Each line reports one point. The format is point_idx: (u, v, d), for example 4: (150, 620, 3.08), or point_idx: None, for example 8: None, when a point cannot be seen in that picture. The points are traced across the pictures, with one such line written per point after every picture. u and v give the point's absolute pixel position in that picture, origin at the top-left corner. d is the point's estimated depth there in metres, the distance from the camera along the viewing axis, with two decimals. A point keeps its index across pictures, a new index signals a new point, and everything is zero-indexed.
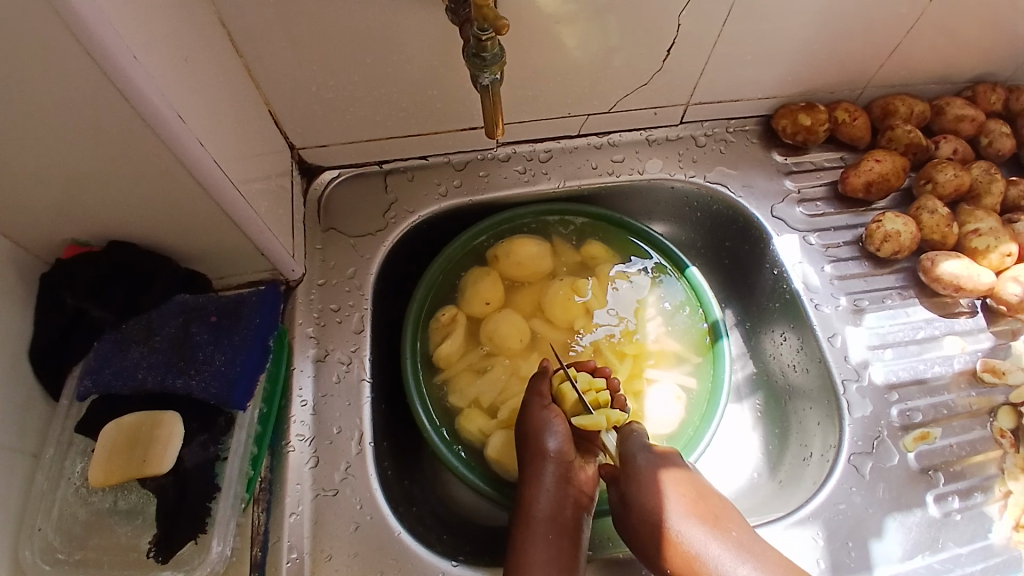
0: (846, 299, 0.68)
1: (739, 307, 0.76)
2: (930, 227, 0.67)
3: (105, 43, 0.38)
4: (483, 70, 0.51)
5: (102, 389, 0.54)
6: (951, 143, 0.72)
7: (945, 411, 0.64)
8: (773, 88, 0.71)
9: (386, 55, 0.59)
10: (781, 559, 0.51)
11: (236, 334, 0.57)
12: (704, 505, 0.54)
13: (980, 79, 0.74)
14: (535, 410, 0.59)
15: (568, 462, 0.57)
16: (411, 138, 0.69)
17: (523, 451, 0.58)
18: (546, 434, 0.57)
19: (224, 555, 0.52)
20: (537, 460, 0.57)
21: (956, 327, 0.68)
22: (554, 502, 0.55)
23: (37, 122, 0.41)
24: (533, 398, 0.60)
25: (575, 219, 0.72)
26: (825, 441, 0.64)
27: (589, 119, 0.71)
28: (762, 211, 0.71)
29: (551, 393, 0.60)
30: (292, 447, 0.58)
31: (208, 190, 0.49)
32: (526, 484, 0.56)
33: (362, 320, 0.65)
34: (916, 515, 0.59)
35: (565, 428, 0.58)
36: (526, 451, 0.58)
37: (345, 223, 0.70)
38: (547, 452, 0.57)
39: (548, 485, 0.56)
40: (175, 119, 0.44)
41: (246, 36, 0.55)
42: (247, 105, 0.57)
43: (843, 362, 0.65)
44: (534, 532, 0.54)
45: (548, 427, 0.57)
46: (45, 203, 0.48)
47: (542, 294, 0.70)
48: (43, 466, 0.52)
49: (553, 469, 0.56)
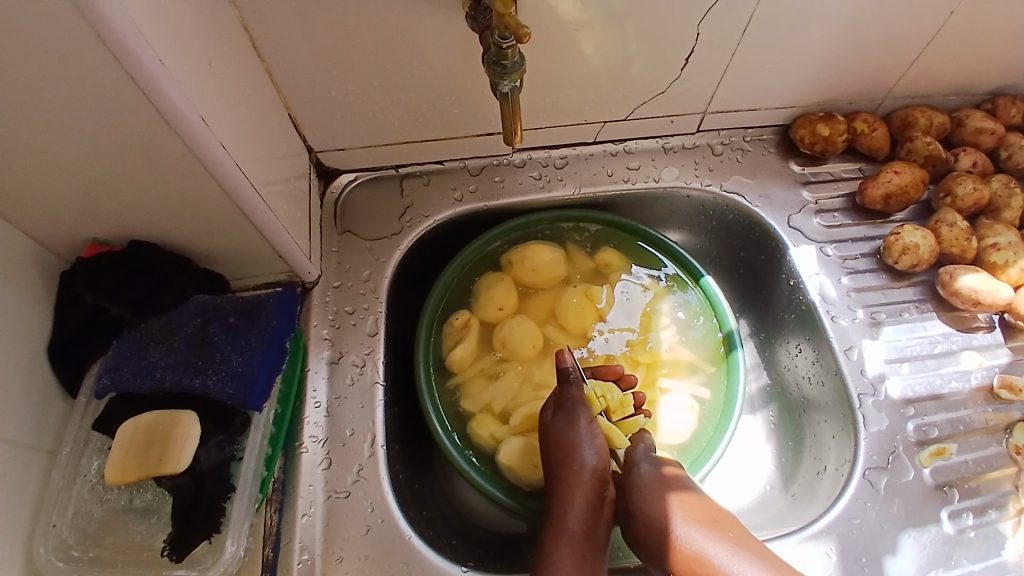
0: (863, 312, 0.67)
1: (754, 317, 0.76)
2: (949, 240, 0.67)
3: (130, 44, 0.38)
4: (503, 78, 0.51)
5: (121, 388, 0.54)
6: (971, 156, 0.72)
7: (961, 427, 0.63)
8: (792, 98, 0.70)
9: (406, 60, 0.59)
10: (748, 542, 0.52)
11: (254, 335, 0.58)
12: (701, 508, 0.54)
13: (1001, 91, 0.74)
14: (579, 423, 0.58)
15: (602, 472, 0.57)
16: (428, 142, 0.69)
17: (561, 462, 0.57)
18: (586, 445, 0.57)
19: (238, 555, 0.52)
20: (575, 472, 0.56)
21: (974, 342, 0.67)
22: (588, 516, 0.55)
23: (62, 122, 0.42)
24: (582, 411, 0.59)
25: (589, 226, 0.72)
26: (840, 456, 0.63)
27: (606, 126, 0.71)
28: (780, 221, 0.71)
29: (583, 400, 0.60)
30: (305, 448, 0.59)
31: (228, 192, 0.50)
32: (559, 492, 0.56)
33: (376, 323, 0.65)
34: (931, 532, 0.58)
35: (602, 442, 0.59)
36: (563, 461, 0.57)
37: (361, 226, 0.70)
38: (584, 465, 0.57)
39: (585, 498, 0.56)
40: (198, 122, 0.44)
41: (267, 39, 0.55)
42: (267, 107, 0.58)
43: (860, 376, 0.64)
44: (567, 544, 0.53)
45: (587, 438, 0.57)
46: (68, 202, 0.49)
47: (556, 301, 0.69)
48: (60, 463, 0.52)
49: (591, 483, 0.56)
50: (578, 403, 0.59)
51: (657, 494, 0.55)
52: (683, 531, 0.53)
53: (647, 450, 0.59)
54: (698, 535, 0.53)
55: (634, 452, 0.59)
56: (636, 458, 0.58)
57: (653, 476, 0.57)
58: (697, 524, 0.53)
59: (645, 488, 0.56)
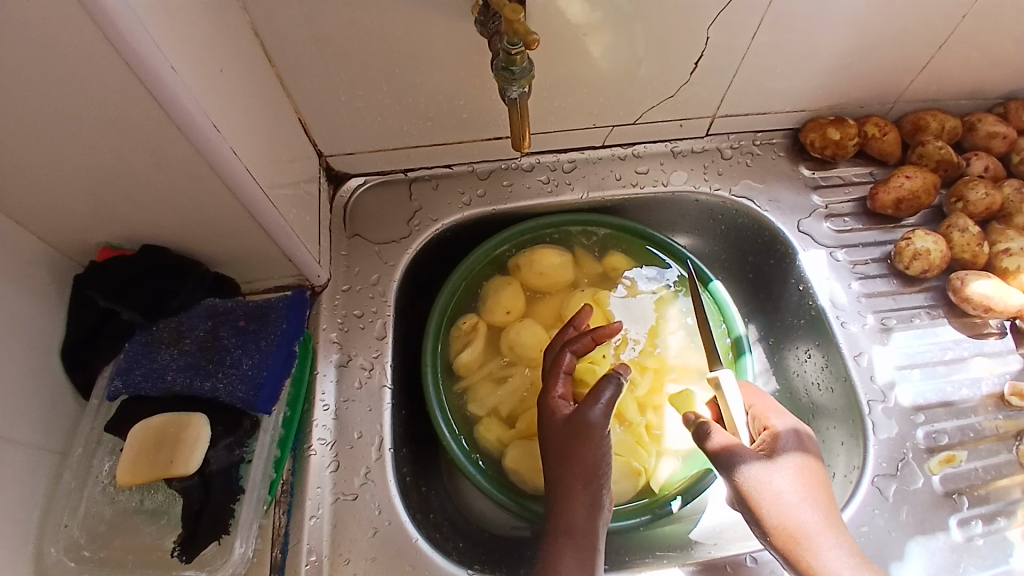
0: (873, 317, 0.66)
1: (763, 322, 0.75)
2: (961, 246, 0.66)
3: (145, 54, 0.39)
4: (512, 83, 0.51)
5: (131, 390, 0.54)
6: (983, 160, 0.71)
7: (971, 435, 0.62)
8: (802, 101, 0.70)
9: (415, 65, 0.59)
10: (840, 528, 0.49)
11: (263, 339, 0.58)
12: (827, 494, 0.51)
13: (1014, 95, 0.73)
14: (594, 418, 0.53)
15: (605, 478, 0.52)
16: (437, 147, 0.69)
17: (569, 470, 0.52)
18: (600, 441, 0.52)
19: (246, 556, 0.53)
20: (586, 475, 0.52)
21: (985, 348, 0.66)
22: (589, 519, 0.51)
23: (75, 125, 0.42)
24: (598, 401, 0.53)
25: (598, 230, 0.73)
26: (849, 462, 0.62)
27: (615, 130, 0.71)
28: (789, 226, 0.71)
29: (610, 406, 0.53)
30: (313, 451, 0.59)
31: (240, 197, 0.50)
32: (562, 497, 0.52)
33: (384, 326, 0.66)
34: (940, 540, 0.58)
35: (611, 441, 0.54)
36: (569, 459, 0.53)
37: (370, 229, 0.71)
38: (595, 471, 0.52)
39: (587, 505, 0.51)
40: (210, 128, 0.45)
41: (278, 45, 0.56)
42: (279, 112, 0.58)
43: (869, 382, 0.64)
44: (572, 550, 0.50)
45: (600, 439, 0.52)
46: (81, 206, 0.49)
47: (563, 305, 0.70)
48: (71, 465, 0.52)
49: (596, 487, 0.52)
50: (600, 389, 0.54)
51: (786, 468, 0.51)
52: (795, 503, 0.49)
53: (793, 431, 0.54)
54: (812, 517, 0.49)
55: (772, 421, 0.55)
56: (779, 436, 0.54)
57: (792, 453, 0.52)
58: (800, 476, 0.51)
59: (777, 462, 0.52)
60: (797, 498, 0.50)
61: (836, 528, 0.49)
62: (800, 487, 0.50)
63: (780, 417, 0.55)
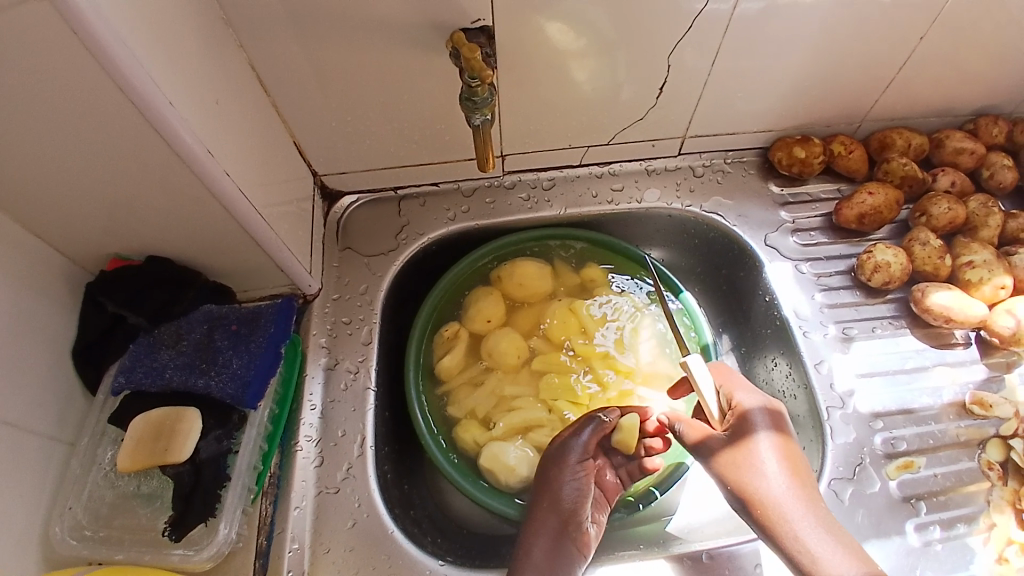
0: (834, 327, 0.69)
1: (735, 334, 0.78)
2: (922, 258, 0.68)
3: (145, 92, 0.45)
4: (475, 112, 0.57)
5: (134, 386, 0.60)
6: (949, 176, 0.73)
7: (931, 442, 0.64)
8: (770, 121, 0.74)
9: (399, 94, 0.65)
10: (810, 495, 0.53)
11: (253, 342, 0.63)
12: (800, 465, 0.55)
13: (983, 111, 0.75)
14: (569, 462, 0.61)
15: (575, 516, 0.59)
16: (423, 167, 0.75)
17: (540, 506, 0.60)
18: (569, 482, 0.60)
19: (230, 538, 0.57)
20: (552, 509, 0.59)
21: (948, 358, 0.68)
22: (552, 549, 0.57)
23: (86, 152, 0.48)
24: (573, 448, 0.62)
25: (575, 244, 0.77)
26: (809, 466, 0.65)
27: (590, 150, 0.75)
28: (757, 239, 0.74)
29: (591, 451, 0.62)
30: (300, 447, 0.64)
31: (233, 215, 0.56)
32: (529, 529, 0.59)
33: (371, 332, 0.71)
34: (895, 543, 0.59)
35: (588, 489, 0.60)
36: (541, 497, 0.60)
37: (361, 242, 0.76)
38: (563, 506, 0.59)
39: (551, 537, 0.58)
40: (204, 154, 0.51)
41: (272, 77, 0.62)
42: (274, 137, 0.64)
43: (828, 390, 0.66)
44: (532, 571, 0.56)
45: (570, 480, 0.60)
46: (94, 222, 0.56)
47: (541, 314, 0.74)
48: (78, 453, 0.58)
49: (562, 521, 0.59)
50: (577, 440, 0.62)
51: (762, 442, 0.55)
52: (768, 473, 0.54)
53: (762, 408, 0.57)
54: (787, 488, 0.53)
55: (739, 396, 0.59)
56: (748, 414, 0.57)
57: (762, 429, 0.56)
58: (771, 449, 0.55)
59: (751, 438, 0.56)
60: (771, 470, 0.54)
61: (808, 494, 0.53)
62: (776, 459, 0.54)
63: (748, 394, 0.59)
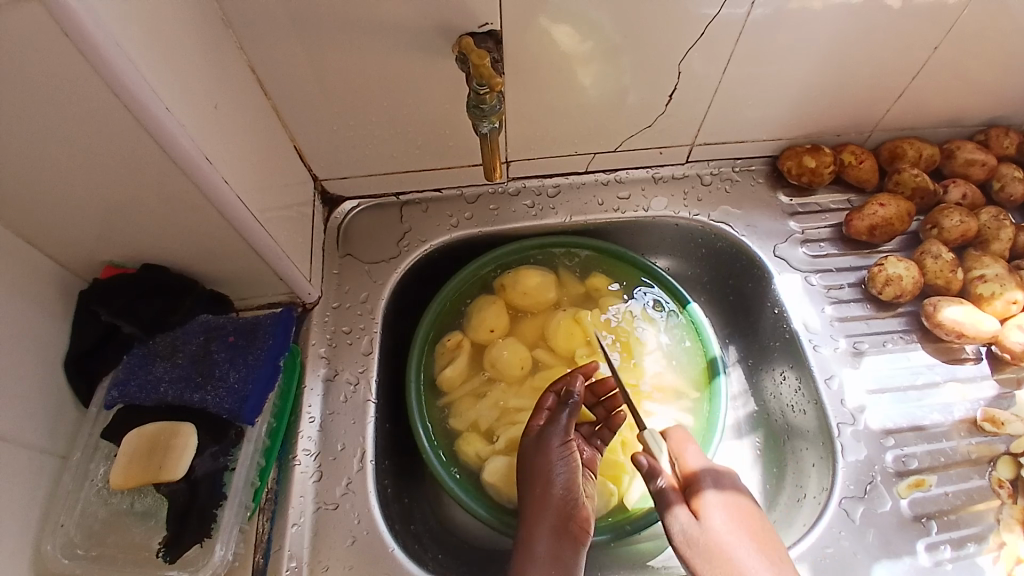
0: (845, 341, 0.68)
1: (741, 345, 0.77)
2: (934, 272, 0.67)
3: (141, 98, 0.43)
4: (483, 120, 0.55)
5: (127, 400, 0.58)
6: (960, 187, 0.72)
7: (942, 459, 0.63)
8: (780, 130, 0.72)
9: (403, 99, 0.63)
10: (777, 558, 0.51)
11: (251, 354, 0.61)
12: (758, 529, 0.52)
13: (994, 122, 0.74)
14: (552, 445, 0.60)
15: (570, 499, 0.58)
16: (426, 172, 0.73)
17: (533, 501, 0.59)
18: (558, 466, 0.59)
19: (226, 559, 0.56)
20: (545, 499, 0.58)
21: (958, 373, 0.67)
22: (552, 539, 0.56)
23: (81, 159, 0.46)
24: (553, 430, 0.61)
25: (580, 252, 0.75)
26: (819, 483, 0.64)
27: (596, 157, 0.74)
28: (765, 250, 0.73)
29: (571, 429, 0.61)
30: (298, 461, 0.62)
31: (232, 223, 0.54)
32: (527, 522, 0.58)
33: (371, 342, 0.69)
34: (906, 563, 0.58)
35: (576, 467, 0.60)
36: (532, 487, 0.59)
37: (362, 249, 0.74)
38: (554, 493, 0.58)
39: (548, 525, 0.56)
40: (203, 162, 0.49)
41: (273, 80, 0.60)
42: (274, 142, 0.62)
43: (839, 406, 0.65)
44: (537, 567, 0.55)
45: (559, 461, 0.59)
46: (88, 230, 0.54)
47: (545, 325, 0.72)
48: (70, 467, 0.56)
49: (557, 507, 0.57)
50: (555, 420, 0.62)
51: (715, 510, 0.53)
52: (728, 542, 0.51)
53: (710, 472, 0.56)
54: (751, 558, 0.50)
55: (686, 461, 0.57)
56: (698, 479, 0.55)
57: (713, 495, 0.54)
58: (725, 513, 0.53)
59: (704, 506, 0.54)
60: (730, 539, 0.51)
61: (773, 558, 0.51)
62: (732, 526, 0.52)
63: (694, 455, 0.57)
